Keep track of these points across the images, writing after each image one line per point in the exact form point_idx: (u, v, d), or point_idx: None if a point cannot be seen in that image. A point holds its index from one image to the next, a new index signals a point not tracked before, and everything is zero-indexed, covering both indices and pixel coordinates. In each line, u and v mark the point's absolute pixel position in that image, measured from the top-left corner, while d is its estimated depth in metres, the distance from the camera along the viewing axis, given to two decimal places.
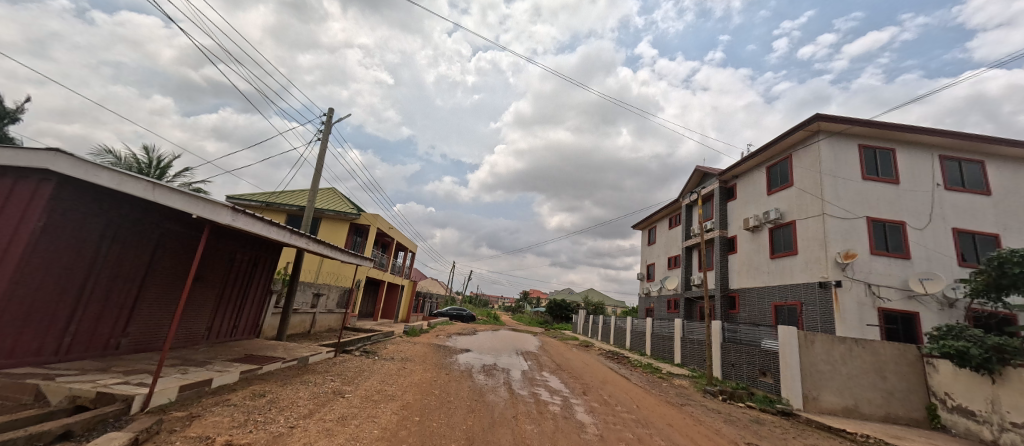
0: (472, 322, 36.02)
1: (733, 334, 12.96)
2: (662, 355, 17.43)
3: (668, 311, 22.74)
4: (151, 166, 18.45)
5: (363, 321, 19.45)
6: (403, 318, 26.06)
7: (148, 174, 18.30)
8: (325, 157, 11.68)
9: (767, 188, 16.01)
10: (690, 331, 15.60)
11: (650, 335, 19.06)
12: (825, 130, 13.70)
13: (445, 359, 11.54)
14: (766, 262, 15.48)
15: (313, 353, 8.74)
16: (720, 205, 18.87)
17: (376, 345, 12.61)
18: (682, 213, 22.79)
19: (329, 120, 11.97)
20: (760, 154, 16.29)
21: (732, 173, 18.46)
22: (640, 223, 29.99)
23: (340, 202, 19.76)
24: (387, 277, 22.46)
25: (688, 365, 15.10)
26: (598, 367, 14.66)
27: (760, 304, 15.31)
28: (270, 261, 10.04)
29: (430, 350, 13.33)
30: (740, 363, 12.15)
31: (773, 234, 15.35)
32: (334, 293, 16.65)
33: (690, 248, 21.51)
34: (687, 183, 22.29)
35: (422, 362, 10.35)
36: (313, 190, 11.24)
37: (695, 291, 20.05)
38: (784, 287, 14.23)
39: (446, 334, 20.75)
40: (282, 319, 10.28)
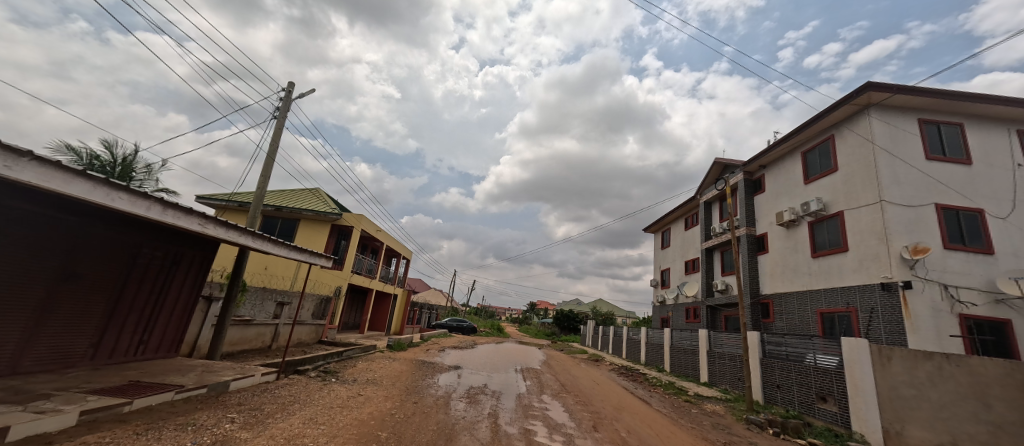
0: (472, 334, 33.80)
1: (776, 347, 10.66)
2: (684, 372, 15.10)
3: (687, 321, 20.36)
4: (116, 165, 16.96)
5: (346, 334, 17.45)
6: (395, 330, 24.02)
7: (112, 172, 16.81)
8: (281, 138, 9.83)
9: (804, 176, 13.80)
10: (718, 343, 13.31)
11: (669, 347, 16.73)
12: (878, 104, 11.56)
13: (422, 380, 9.40)
14: (806, 261, 13.22)
15: (239, 378, 6.59)
16: (746, 200, 16.64)
17: (344, 362, 10.57)
18: (701, 211, 20.62)
19: (288, 95, 10.14)
20: (793, 138, 14.15)
21: (758, 162, 16.30)
22: (652, 225, 27.77)
23: (322, 202, 18.00)
24: (375, 285, 20.49)
25: (717, 384, 12.78)
26: (613, 388, 12.31)
27: (802, 312, 13.01)
28: (199, 259, 8.09)
29: (411, 368, 11.22)
30: (788, 384, 9.83)
31: (814, 229, 13.12)
32: (309, 301, 14.65)
33: (711, 250, 19.24)
34: (706, 179, 20.16)
35: (389, 385, 8.25)
36: (265, 177, 9.37)
37: (718, 298, 17.76)
38: (834, 291, 11.92)
39: (439, 348, 18.61)
40: (217, 333, 8.30)
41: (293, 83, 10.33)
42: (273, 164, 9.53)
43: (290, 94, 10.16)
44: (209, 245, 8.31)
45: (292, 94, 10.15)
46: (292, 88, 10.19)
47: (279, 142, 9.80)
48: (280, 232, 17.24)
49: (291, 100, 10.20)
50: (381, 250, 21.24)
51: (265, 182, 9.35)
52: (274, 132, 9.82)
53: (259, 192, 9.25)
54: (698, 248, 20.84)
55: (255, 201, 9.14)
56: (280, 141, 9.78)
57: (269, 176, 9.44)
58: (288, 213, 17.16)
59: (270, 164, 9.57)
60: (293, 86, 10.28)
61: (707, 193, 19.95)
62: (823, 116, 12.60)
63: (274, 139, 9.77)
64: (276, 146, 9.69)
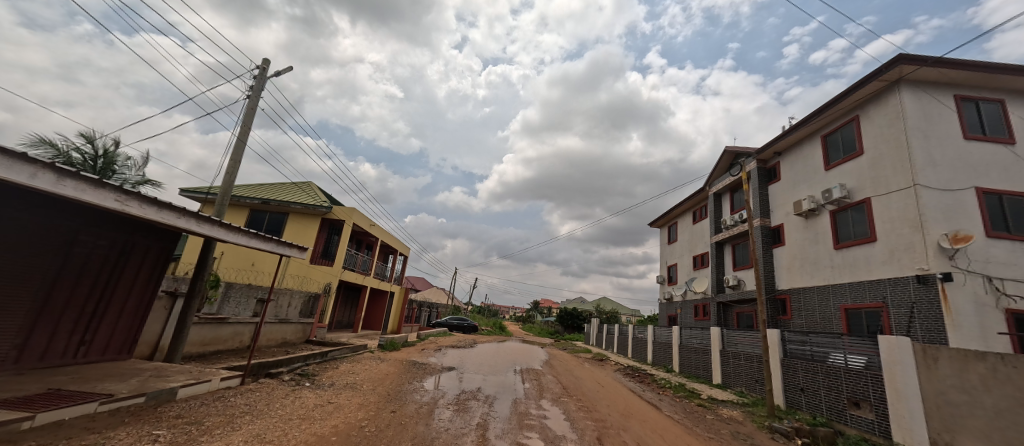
0: (473, 333, 32.99)
1: (800, 347, 9.67)
2: (694, 372, 14.14)
3: (696, 319, 19.41)
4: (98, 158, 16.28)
5: (338, 333, 16.66)
6: (392, 328, 23.23)
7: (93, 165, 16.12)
8: (253, 119, 8.96)
9: (825, 162, 12.79)
10: (732, 342, 12.34)
11: (677, 346, 15.77)
12: (910, 79, 10.54)
13: (408, 384, 8.49)
14: (827, 253, 12.24)
15: (190, 384, 5.73)
16: (759, 189, 15.65)
17: (326, 364, 9.75)
18: (710, 203, 19.63)
19: (262, 73, 9.27)
20: (813, 121, 13.14)
21: (772, 149, 15.29)
22: (658, 220, 26.79)
23: (312, 195, 17.14)
24: (369, 282, 19.69)
25: (732, 387, 11.82)
26: (619, 391, 11.38)
27: (825, 308, 12.04)
28: (156, 250, 7.20)
29: (400, 370, 10.38)
30: (815, 388, 8.85)
31: (837, 218, 12.13)
32: (296, 299, 13.84)
33: (721, 243, 18.26)
34: (716, 169, 19.17)
35: (367, 390, 7.36)
36: (234, 161, 8.52)
37: (730, 294, 16.79)
38: (861, 285, 10.94)
39: (436, 347, 17.80)
40: (176, 333, 7.42)
41: (268, 60, 9.47)
42: (244, 147, 8.69)
43: (264, 72, 9.27)
44: (168, 235, 7.42)
45: (266, 72, 9.28)
46: (267, 65, 9.32)
47: (251, 123, 8.93)
48: (268, 227, 16.30)
49: (266, 78, 9.32)
50: (376, 246, 20.39)
51: (235, 166, 8.50)
52: (246, 112, 8.94)
53: (229, 177, 8.40)
54: (707, 242, 19.83)
55: (224, 187, 8.29)
56: (253, 123, 8.91)
57: (240, 159, 8.59)
58: (276, 207, 16.23)
59: (242, 147, 8.72)
60: (267, 63, 9.39)
61: (717, 184, 18.95)
62: (848, 94, 11.57)
63: (246, 120, 8.89)
64: (247, 127, 8.84)
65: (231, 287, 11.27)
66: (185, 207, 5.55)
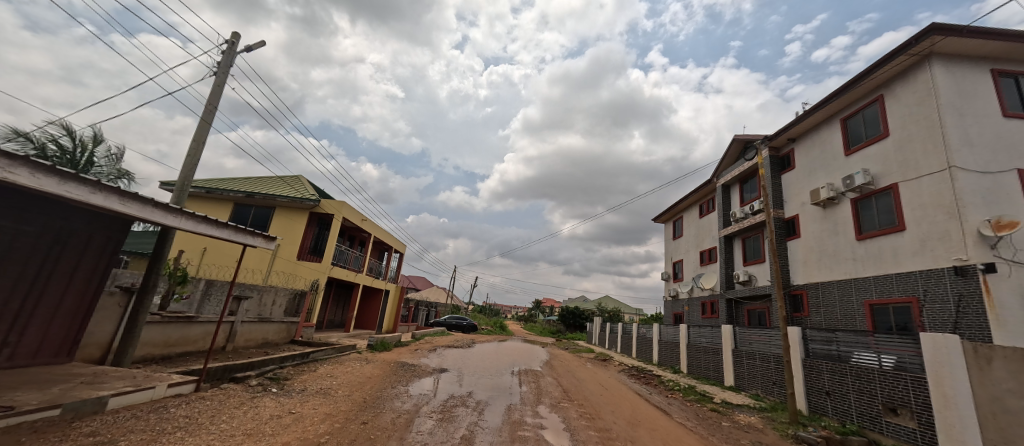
0: (472, 332, 32.23)
1: (824, 347, 8.77)
2: (704, 373, 13.27)
3: (703, 316, 18.55)
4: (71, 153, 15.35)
5: (328, 333, 15.87)
6: (388, 328, 22.45)
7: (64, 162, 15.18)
8: (220, 97, 8.11)
9: (844, 147, 11.89)
10: (747, 341, 11.44)
11: (685, 346, 14.88)
12: (941, 53, 9.65)
13: (391, 389, 7.63)
14: (848, 245, 11.37)
15: (123, 392, 4.89)
16: (771, 179, 14.79)
17: (306, 367, 8.95)
18: (718, 196, 18.73)
19: (230, 47, 8.42)
20: (831, 103, 12.24)
21: (785, 136, 14.39)
22: (663, 215, 25.91)
23: (300, 188, 16.29)
24: (362, 279, 18.91)
25: (746, 389, 10.95)
26: (625, 394, 10.50)
27: (847, 304, 11.14)
28: (100, 240, 6.36)
29: (387, 372, 9.58)
30: (842, 391, 7.96)
31: (858, 207, 11.24)
32: (280, 296, 13.00)
33: (730, 237, 17.37)
34: (725, 159, 18.27)
35: (341, 397, 6.52)
36: (198, 143, 7.68)
37: (740, 290, 15.92)
38: (888, 278, 10.07)
39: (431, 348, 17.00)
40: (127, 332, 6.62)
41: (239, 33, 8.61)
42: (208, 127, 7.84)
43: (233, 46, 8.42)
44: (115, 223, 6.58)
45: (236, 46, 8.44)
46: (236, 39, 8.46)
47: (218, 101, 8.07)
48: (253, 222, 15.47)
49: (236, 53, 8.47)
50: (369, 242, 19.55)
51: (199, 148, 7.66)
52: (211, 89, 8.06)
53: (192, 160, 7.56)
54: (716, 236, 18.93)
55: (185, 172, 7.46)
56: (220, 101, 8.06)
57: (204, 141, 7.75)
58: (262, 201, 15.40)
59: (207, 126, 7.87)
60: (237, 36, 8.52)
61: (726, 175, 18.05)
62: (872, 72, 10.66)
63: (212, 97, 8.01)
64: (213, 106, 7.99)
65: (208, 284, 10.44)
66: (100, 180, 4.61)
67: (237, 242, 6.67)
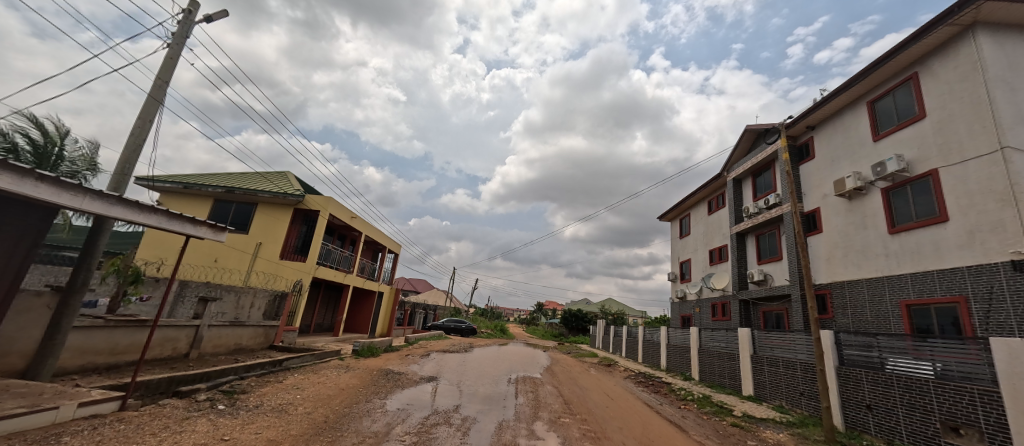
0: (471, 336, 31.15)
1: (863, 353, 7.68)
2: (718, 381, 12.17)
3: (713, 319, 17.44)
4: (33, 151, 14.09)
5: (313, 338, 14.88)
6: (381, 332, 21.45)
7: (25, 159, 13.93)
8: (173, 71, 7.11)
9: (872, 131, 10.82)
10: (768, 346, 10.34)
11: (697, 351, 13.76)
12: (987, 22, 8.61)
13: (362, 403, 6.57)
14: (879, 239, 10.30)
15: (13, 414, 3.86)
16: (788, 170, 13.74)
17: (274, 376, 7.94)
18: (729, 191, 17.65)
19: (187, 16, 7.45)
20: (857, 85, 11.16)
21: (803, 123, 13.35)
22: (669, 212, 24.82)
23: (284, 184, 15.30)
24: (352, 280, 17.92)
25: (768, 400, 9.85)
26: (634, 407, 9.41)
27: (881, 305, 10.02)
28: (12, 230, 5.36)
29: (366, 382, 8.57)
30: (888, 405, 6.88)
31: (891, 197, 10.17)
32: (257, 298, 12.03)
33: (743, 233, 16.26)
34: (736, 152, 17.20)
35: (299, 415, 5.50)
36: (143, 122, 6.68)
37: (755, 290, 14.83)
38: (928, 275, 9.00)
39: (424, 353, 15.96)
40: (48, 338, 5.66)
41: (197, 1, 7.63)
42: (157, 104, 6.84)
43: (191, 15, 7.45)
44: (32, 211, 5.58)
45: (193, 15, 7.47)
46: (195, 6, 7.49)
47: (170, 76, 7.08)
48: (233, 220, 14.50)
49: (194, 23, 7.50)
50: (359, 241, 18.55)
51: (145, 128, 6.67)
52: (162, 62, 7.06)
53: (135, 141, 6.56)
54: (727, 233, 17.83)
55: (126, 154, 6.47)
56: (172, 75, 7.06)
57: (151, 120, 6.75)
58: (243, 196, 14.42)
59: (156, 104, 6.86)
60: (195, 4, 7.55)
61: (737, 168, 16.98)
62: (906, 46, 9.61)
63: (163, 71, 7.02)
64: (163, 81, 7.00)
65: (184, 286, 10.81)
66: None
67: (167, 230, 5.59)
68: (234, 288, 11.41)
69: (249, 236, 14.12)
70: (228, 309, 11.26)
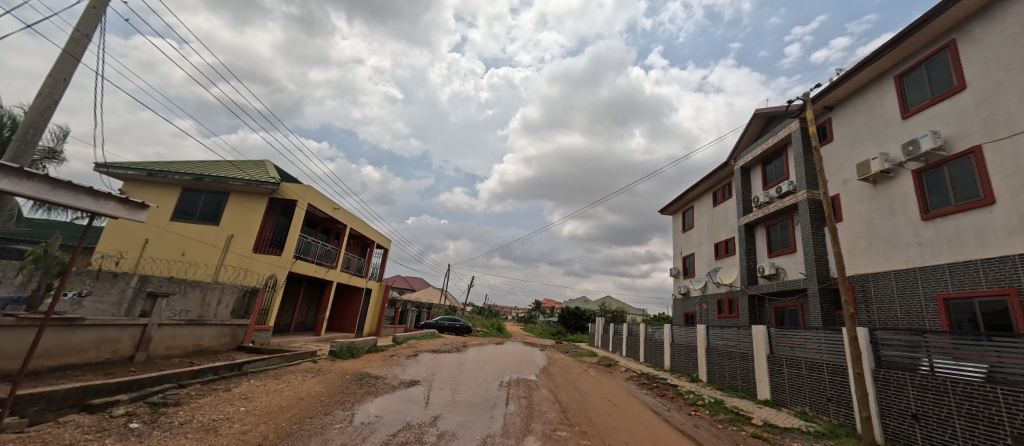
0: (465, 335, 30.13)
1: (906, 354, 6.67)
2: (728, 384, 11.19)
3: (720, 316, 16.48)
4: None
5: (291, 338, 13.80)
6: (369, 331, 20.38)
7: None
8: (96, 23, 6.03)
9: (900, 108, 9.83)
10: (786, 346, 9.36)
11: (704, 350, 12.77)
12: None
13: (319, 417, 5.49)
14: (909, 227, 9.33)
15: None
16: (801, 155, 12.78)
17: (226, 383, 6.88)
18: (736, 180, 16.66)
19: None
20: (884, 58, 10.13)
21: (820, 105, 12.34)
22: (670, 206, 23.84)
23: (259, 171, 14.21)
24: (336, 276, 16.83)
25: (788, 406, 8.87)
26: (640, 415, 8.35)
27: (912, 300, 9.03)
28: None
29: (336, 387, 7.52)
30: (941, 415, 5.89)
31: (923, 180, 9.20)
32: (223, 295, 10.93)
33: (752, 225, 15.27)
34: (743, 138, 16.21)
35: (229, 437, 4.43)
36: (56, 81, 5.61)
37: (765, 285, 13.85)
38: (969, 265, 8.04)
39: (412, 353, 14.92)
40: None
41: None
42: (73, 60, 5.77)
43: None
44: None
45: None
46: None
47: (92, 29, 5.97)
48: (203, 210, 13.40)
49: None
50: (344, 234, 17.46)
51: (57, 88, 5.60)
52: (83, 11, 5.97)
53: (44, 103, 5.49)
54: (733, 225, 16.86)
55: (31, 117, 5.40)
56: (94, 27, 5.97)
57: (66, 80, 5.69)
58: (213, 185, 13.32)
59: (74, 61, 5.78)
60: None
61: (745, 156, 16.00)
62: (942, 10, 8.58)
63: (82, 23, 5.92)
64: (83, 35, 5.93)
65: (144, 279, 9.68)
66: None
67: (50, 202, 4.25)
68: (197, 283, 10.34)
69: (220, 228, 13.09)
70: (192, 306, 10.28)
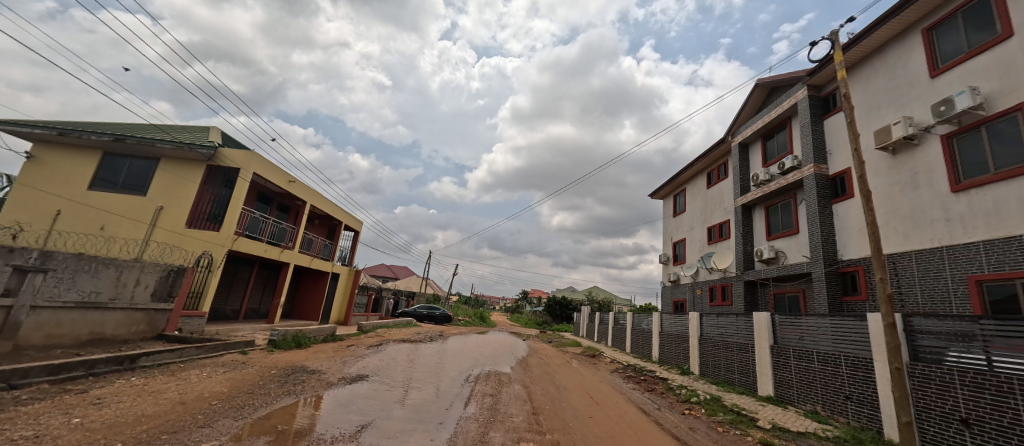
0: (445, 324, 28.75)
1: (952, 345, 5.45)
2: (724, 377, 10.02)
3: (712, 304, 15.39)
4: None
5: (235, 326, 12.15)
6: (336, 319, 18.82)
7: None
8: None
9: (928, 65, 8.58)
10: (793, 336, 8.16)
11: (696, 340, 11.58)
12: None
13: (183, 432, 3.92)
14: (934, 201, 8.15)
15: None
16: (808, 125, 11.49)
17: (96, 382, 5.31)
18: (733, 158, 15.41)
19: None
20: (914, 8, 8.80)
21: (831, 68, 11.02)
22: (661, 190, 22.66)
23: (196, 135, 12.33)
24: (293, 258, 15.13)
25: (795, 404, 7.68)
26: (627, 416, 7.01)
27: (938, 284, 7.89)
28: None
29: (252, 383, 6.01)
30: (1002, 423, 4.70)
31: (953, 146, 8.00)
32: (143, 275, 9.02)
33: (750, 205, 14.09)
34: (742, 112, 14.91)
35: None
36: None
37: (764, 270, 12.69)
38: (1010, 242, 6.89)
39: (376, 343, 13.40)
40: None
41: None
42: None
43: None
44: None
45: None
46: None
47: None
48: (127, 178, 11.58)
49: None
50: (304, 212, 15.70)
51: None
52: None
53: None
54: (729, 207, 15.64)
55: None
56: None
57: None
58: (139, 148, 11.45)
59: None
60: None
61: (744, 131, 14.70)
62: None
63: None
64: None
65: None
66: None
67: None
68: (109, 260, 8.27)
69: (147, 199, 11.28)
70: (104, 287, 8.29)
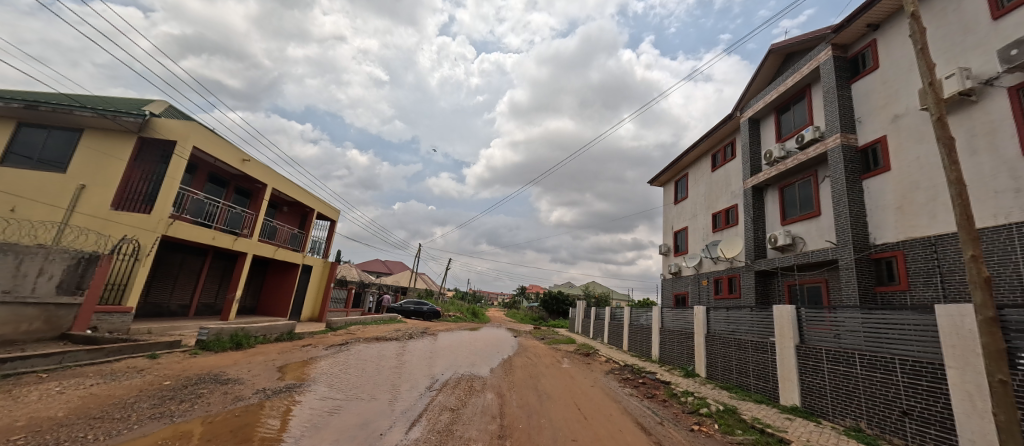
0: (433, 320, 27.31)
1: None
2: (737, 382, 8.55)
3: (719, 297, 13.93)
4: None
5: (176, 322, 10.64)
6: (310, 315, 17.33)
7: None
8: None
9: (992, 5, 7.05)
10: (826, 335, 6.64)
11: (702, 338, 10.09)
12: None
13: None
14: (1000, 168, 6.64)
15: None
16: (833, 90, 9.93)
17: None
18: (742, 136, 13.88)
19: None
20: None
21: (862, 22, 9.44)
22: (661, 177, 21.17)
23: (129, 106, 10.71)
24: (253, 248, 13.59)
25: (830, 418, 6.22)
26: (622, 438, 5.48)
27: (1008, 269, 6.42)
28: None
29: (118, 399, 4.47)
30: None
31: None
32: (48, 264, 7.49)
33: (763, 187, 12.57)
34: (753, 84, 13.36)
35: None
36: None
37: (780, 259, 11.19)
38: None
39: (340, 342, 11.87)
40: None
41: None
42: None
43: None
44: None
45: None
46: None
47: None
48: (45, 152, 9.98)
49: None
50: (264, 197, 14.12)
51: None
52: None
53: None
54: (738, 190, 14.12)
55: None
56: None
57: None
58: (57, 118, 9.86)
59: None
60: None
61: (755, 104, 13.15)
62: None
63: None
64: None
65: None
66: None
67: None
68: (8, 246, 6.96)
69: (66, 176, 9.68)
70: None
